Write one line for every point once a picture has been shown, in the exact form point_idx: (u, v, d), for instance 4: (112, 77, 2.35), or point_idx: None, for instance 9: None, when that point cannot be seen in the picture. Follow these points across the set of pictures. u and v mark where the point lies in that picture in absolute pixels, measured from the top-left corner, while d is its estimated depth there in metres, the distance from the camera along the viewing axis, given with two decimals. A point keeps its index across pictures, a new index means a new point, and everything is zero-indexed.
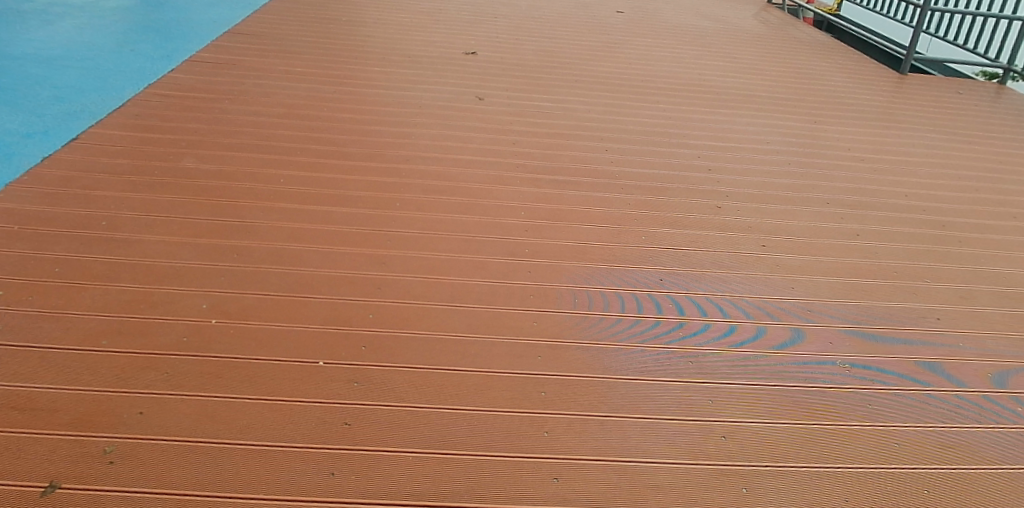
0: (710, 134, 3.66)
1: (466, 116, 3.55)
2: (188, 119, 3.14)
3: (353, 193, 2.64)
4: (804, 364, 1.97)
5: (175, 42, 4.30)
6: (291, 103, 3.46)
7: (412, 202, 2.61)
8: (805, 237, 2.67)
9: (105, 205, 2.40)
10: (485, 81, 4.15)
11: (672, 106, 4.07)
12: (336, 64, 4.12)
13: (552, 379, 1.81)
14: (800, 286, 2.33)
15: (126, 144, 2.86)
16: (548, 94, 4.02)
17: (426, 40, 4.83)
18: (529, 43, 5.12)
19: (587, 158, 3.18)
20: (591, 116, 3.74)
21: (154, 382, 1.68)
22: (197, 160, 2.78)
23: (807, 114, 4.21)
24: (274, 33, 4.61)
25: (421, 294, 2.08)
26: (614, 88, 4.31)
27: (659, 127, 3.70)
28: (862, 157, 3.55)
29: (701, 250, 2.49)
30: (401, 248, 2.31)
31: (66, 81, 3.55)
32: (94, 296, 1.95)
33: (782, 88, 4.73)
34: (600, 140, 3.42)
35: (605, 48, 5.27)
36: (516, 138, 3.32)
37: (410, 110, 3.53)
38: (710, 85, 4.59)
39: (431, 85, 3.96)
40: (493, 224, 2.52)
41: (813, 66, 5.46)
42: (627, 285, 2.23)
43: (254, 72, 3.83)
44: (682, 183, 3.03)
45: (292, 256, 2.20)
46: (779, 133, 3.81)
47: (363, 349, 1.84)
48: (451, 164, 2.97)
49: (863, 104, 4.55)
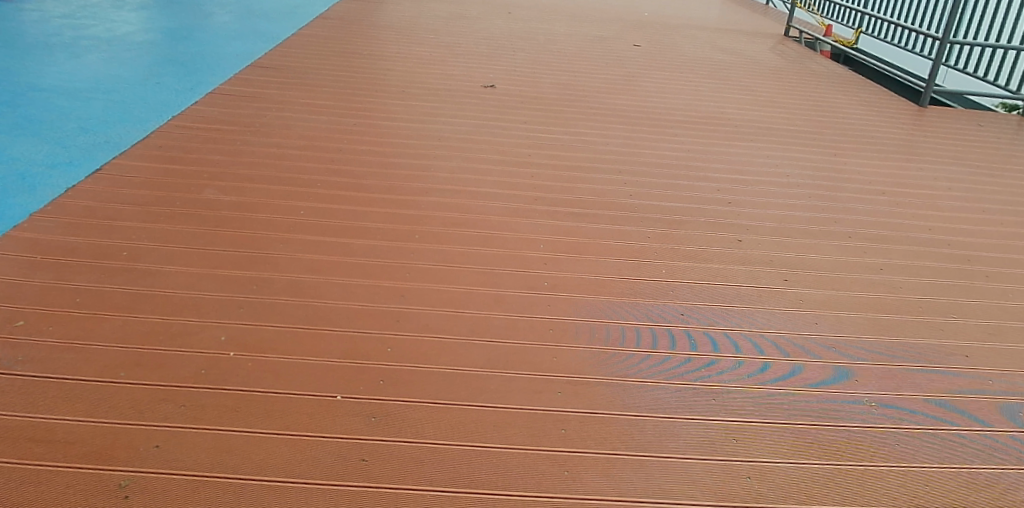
0: (729, 167, 3.65)
1: (485, 148, 3.56)
2: (210, 150, 3.18)
3: (373, 225, 2.65)
4: (833, 402, 1.92)
5: (199, 76, 4.37)
6: (312, 135, 3.50)
7: (431, 234, 2.62)
8: (825, 271, 2.63)
9: (127, 236, 2.42)
10: (504, 114, 4.18)
11: (690, 139, 4.07)
12: (356, 97, 4.17)
13: (573, 415, 1.79)
14: (823, 322, 2.29)
15: (148, 175, 2.89)
16: (566, 127, 4.04)
17: (446, 74, 4.88)
18: (546, 76, 5.16)
19: (606, 191, 3.18)
20: (609, 149, 3.74)
21: (171, 415, 1.67)
22: (218, 191, 2.80)
23: (826, 147, 4.19)
24: (296, 66, 4.68)
25: (439, 328, 2.07)
26: (631, 121, 4.32)
27: (677, 159, 3.70)
28: (884, 191, 3.53)
29: (722, 284, 2.46)
30: (419, 281, 2.30)
31: (92, 113, 3.61)
32: (113, 327, 1.95)
33: (800, 121, 4.72)
34: (620, 173, 3.42)
35: (623, 81, 5.28)
36: (535, 171, 3.33)
37: (430, 142, 3.55)
38: (728, 118, 4.59)
39: (450, 117, 3.99)
40: (513, 257, 2.51)
41: (832, 99, 5.44)
42: (647, 319, 2.21)
43: (276, 105, 3.89)
44: (703, 216, 3.01)
45: (311, 288, 2.20)
46: (800, 166, 3.79)
47: (381, 383, 1.83)
48: (470, 196, 2.98)
49: (883, 137, 4.53)
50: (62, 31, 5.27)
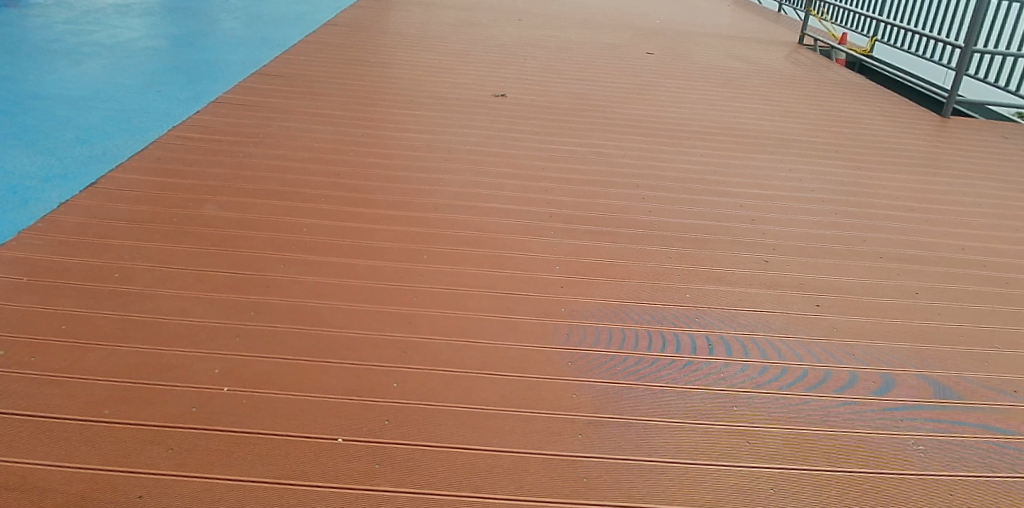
0: (751, 182, 3.50)
1: (497, 161, 3.42)
2: (210, 163, 3.05)
3: (379, 244, 2.51)
4: (876, 444, 1.77)
5: (203, 84, 4.23)
6: (318, 147, 3.37)
7: (441, 254, 2.48)
8: (858, 296, 2.48)
9: (120, 256, 2.29)
10: (516, 124, 4.04)
11: (710, 151, 3.92)
12: (364, 107, 4.04)
13: (594, 461, 1.64)
14: (858, 352, 2.14)
15: (145, 189, 2.76)
16: (580, 138, 3.90)
17: (456, 82, 4.75)
18: (558, 85, 5.02)
19: (624, 207, 3.03)
20: (625, 162, 3.60)
21: (158, 460, 1.53)
22: (217, 207, 2.67)
23: (849, 160, 4.04)
24: (303, 74, 4.56)
25: (450, 359, 1.93)
26: (647, 132, 4.18)
27: (695, 173, 3.55)
28: (913, 207, 3.38)
29: (750, 309, 2.32)
30: (428, 306, 2.16)
31: (90, 122, 3.49)
32: (100, 358, 1.81)
33: (821, 132, 4.57)
34: (637, 188, 3.27)
35: (637, 90, 5.13)
36: (549, 186, 3.19)
37: (439, 155, 3.41)
38: (747, 130, 4.44)
39: (460, 128, 3.85)
40: (528, 279, 2.37)
41: (852, 109, 5.30)
42: (670, 346, 2.08)
43: (280, 114, 3.76)
44: (723, 235, 2.86)
45: (313, 315, 2.06)
46: (823, 180, 3.64)
47: (387, 423, 1.68)
48: (482, 212, 2.84)
49: (907, 149, 4.38)
50: (65, 37, 5.16)
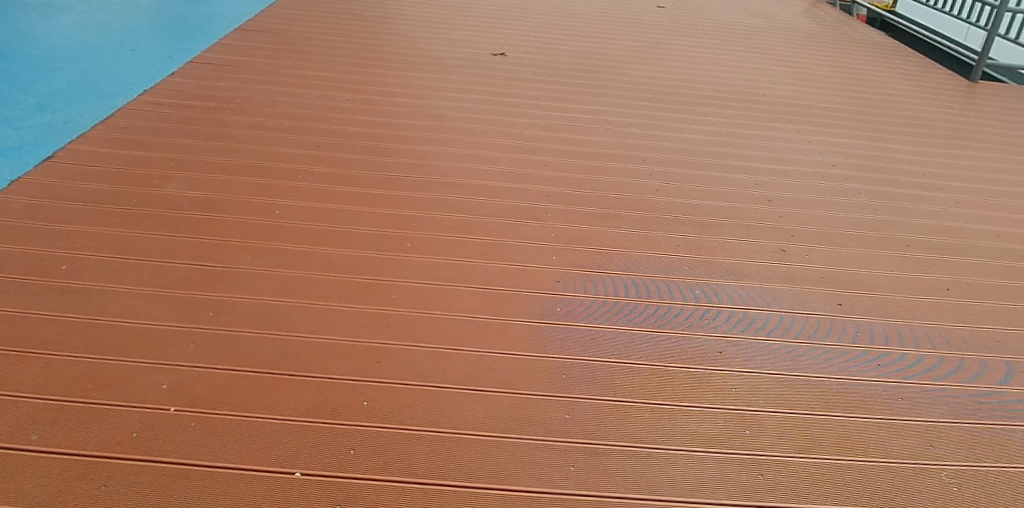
0: (767, 155, 3.25)
1: (493, 130, 3.17)
2: (181, 133, 2.81)
3: (359, 230, 2.28)
4: (905, 478, 1.58)
5: (180, 42, 3.94)
6: (299, 114, 3.12)
7: (427, 242, 2.26)
8: (880, 293, 2.25)
9: (71, 244, 2.07)
10: (515, 87, 3.77)
11: (723, 119, 3.65)
12: (352, 67, 3.77)
13: (587, 501, 1.44)
14: (881, 363, 1.92)
15: (106, 164, 2.53)
16: (584, 104, 3.63)
17: (453, 40, 4.46)
18: (562, 42, 4.72)
19: (629, 185, 2.79)
20: (632, 132, 3.34)
21: (89, 501, 1.35)
22: (183, 185, 2.44)
23: (872, 130, 3.77)
24: (289, 29, 4.27)
25: (429, 372, 1.72)
26: (656, 96, 3.90)
27: (708, 145, 3.29)
28: (941, 186, 3.14)
29: (757, 309, 2.09)
30: (408, 306, 1.94)
31: (55, 85, 3.23)
32: (35, 371, 1.62)
33: (842, 98, 4.28)
34: (644, 162, 3.02)
35: (647, 49, 4.82)
36: (548, 160, 2.94)
37: (431, 123, 3.16)
38: (764, 94, 4.15)
39: (455, 92, 3.58)
40: (522, 273, 2.15)
41: (874, 72, 4.99)
42: (671, 357, 1.86)
43: (262, 76, 3.50)
44: (738, 219, 2.62)
45: (279, 316, 1.85)
46: (844, 154, 3.38)
47: (353, 453, 1.49)
48: (474, 192, 2.61)
49: (933, 118, 4.10)
50: None
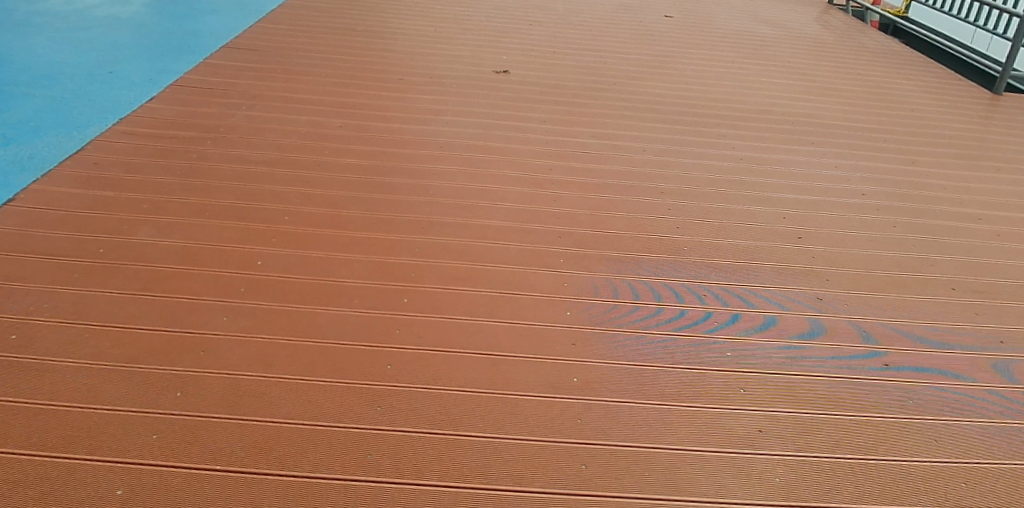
0: (791, 183, 3.01)
1: (497, 159, 2.94)
2: (157, 169, 2.59)
3: (348, 283, 2.06)
4: None
5: (162, 62, 3.70)
6: (287, 144, 2.89)
7: (424, 296, 2.03)
8: (921, 347, 2.03)
9: (25, 306, 1.85)
10: (518, 108, 3.54)
11: (741, 142, 3.42)
12: (345, 88, 3.54)
13: None
14: (932, 438, 1.72)
15: (73, 207, 2.31)
16: (593, 127, 3.40)
17: (453, 56, 4.23)
18: (568, 57, 4.48)
19: (645, 222, 2.56)
20: (645, 158, 3.11)
21: None
22: (156, 232, 2.22)
23: (900, 151, 3.54)
24: (279, 47, 4.04)
25: (427, 467, 1.50)
26: (669, 116, 3.67)
27: (726, 172, 3.06)
28: (980, 216, 2.90)
29: (787, 376, 1.88)
30: (403, 379, 1.72)
31: (24, 114, 3.01)
32: None
33: (864, 114, 4.05)
34: (661, 194, 2.79)
35: (656, 63, 4.59)
36: (557, 193, 2.71)
37: (429, 152, 2.94)
38: (782, 112, 3.92)
39: (454, 116, 3.35)
40: (531, 333, 1.93)
41: (895, 85, 4.75)
42: (696, 439, 1.65)
43: (248, 100, 3.27)
44: (765, 259, 2.40)
45: (256, 397, 1.63)
46: (873, 180, 3.15)
47: None
48: (477, 233, 2.38)
49: (962, 136, 3.87)
50: None
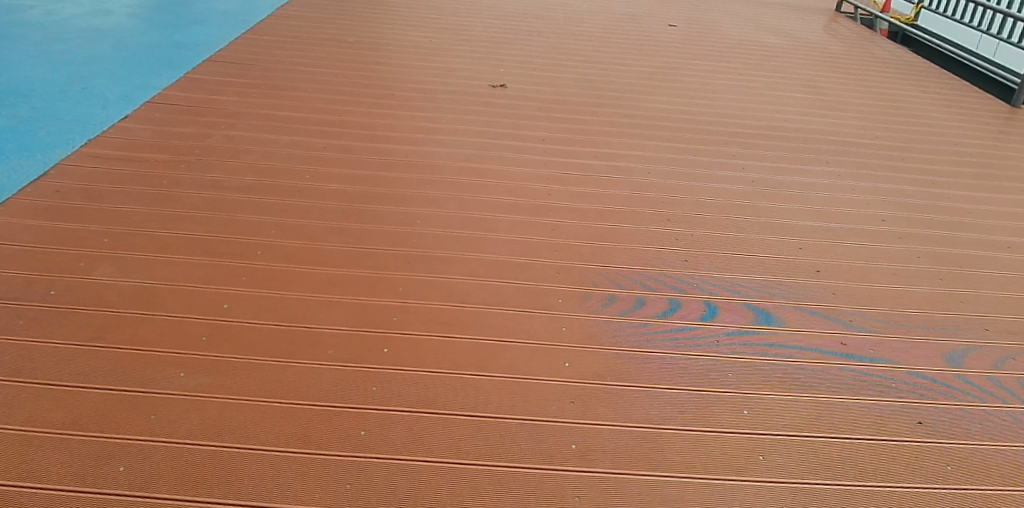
0: (808, 208, 2.81)
1: (491, 183, 2.75)
2: (123, 198, 2.41)
3: (324, 329, 1.86)
4: None
5: (141, 76, 3.52)
6: (267, 167, 2.70)
7: (407, 344, 1.83)
8: (952, 404, 1.80)
9: None
10: (515, 126, 3.34)
11: (752, 162, 3.22)
12: (332, 105, 3.35)
13: None
14: None
15: (27, 242, 2.13)
16: (594, 146, 3.20)
17: (448, 69, 4.04)
18: (568, 70, 4.29)
19: (652, 254, 2.36)
20: (650, 181, 2.91)
21: None
22: (115, 269, 2.03)
23: (919, 171, 3.33)
24: (266, 60, 3.85)
25: None
26: (675, 134, 3.47)
27: (737, 196, 2.86)
28: (1012, 245, 2.69)
29: (814, 437, 1.67)
30: (380, 449, 1.53)
31: None
32: None
33: (880, 131, 3.84)
34: (667, 222, 2.59)
35: (661, 76, 4.40)
36: (555, 221, 2.51)
37: (418, 176, 2.74)
38: (794, 129, 3.72)
39: (448, 135, 3.15)
40: (526, 389, 1.73)
41: (910, 98, 4.55)
42: None
43: (228, 119, 3.09)
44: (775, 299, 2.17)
45: (210, 473, 1.44)
46: (894, 204, 2.95)
47: None
48: (468, 268, 2.19)
49: (985, 154, 3.66)
50: None
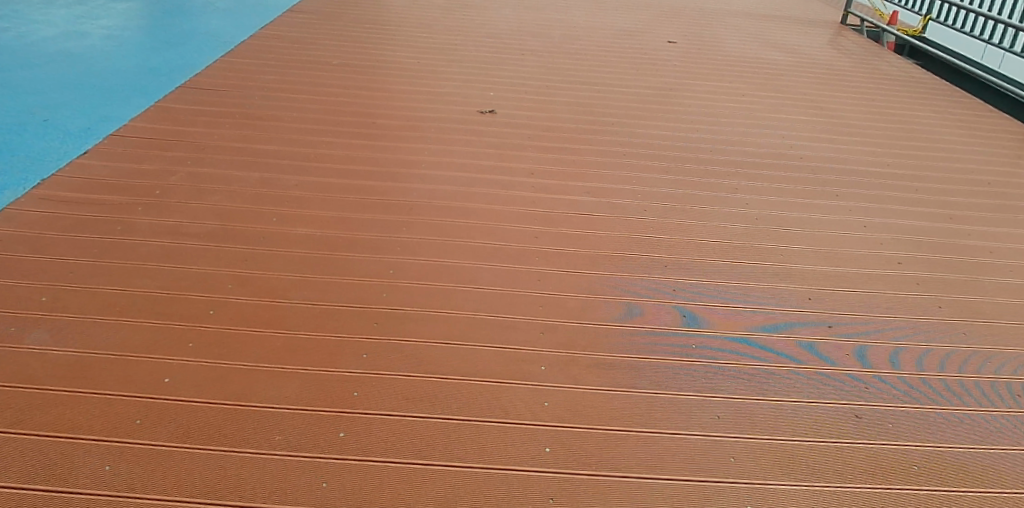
0: (815, 250, 2.60)
1: (473, 224, 2.55)
2: (70, 247, 2.21)
3: (275, 410, 1.68)
4: None
5: (108, 106, 3.33)
6: (230, 209, 2.51)
7: (367, 428, 1.64)
8: (980, 490, 1.63)
9: None
10: (503, 157, 3.14)
11: (754, 196, 3.02)
12: (308, 136, 3.16)
13: None
14: None
15: None
16: (586, 180, 3.00)
17: (436, 94, 3.85)
18: (562, 93, 4.09)
19: (645, 308, 2.16)
20: (646, 219, 2.71)
21: None
22: (50, 336, 1.84)
23: (934, 203, 3.12)
24: (243, 86, 3.67)
25: None
26: (672, 163, 3.27)
27: (740, 236, 2.66)
28: None
29: None
30: None
31: None
32: None
33: (891, 157, 3.64)
34: (663, 267, 2.39)
35: (659, 98, 4.20)
36: (541, 269, 2.31)
37: (394, 217, 2.54)
38: (800, 156, 3.52)
39: (430, 169, 2.96)
40: (498, 483, 1.55)
41: (921, 119, 4.34)
42: None
43: (195, 153, 2.90)
44: (758, 320, 2.17)
45: None
46: (908, 243, 2.74)
47: None
48: (441, 328, 1.99)
49: (1003, 182, 3.45)
50: None
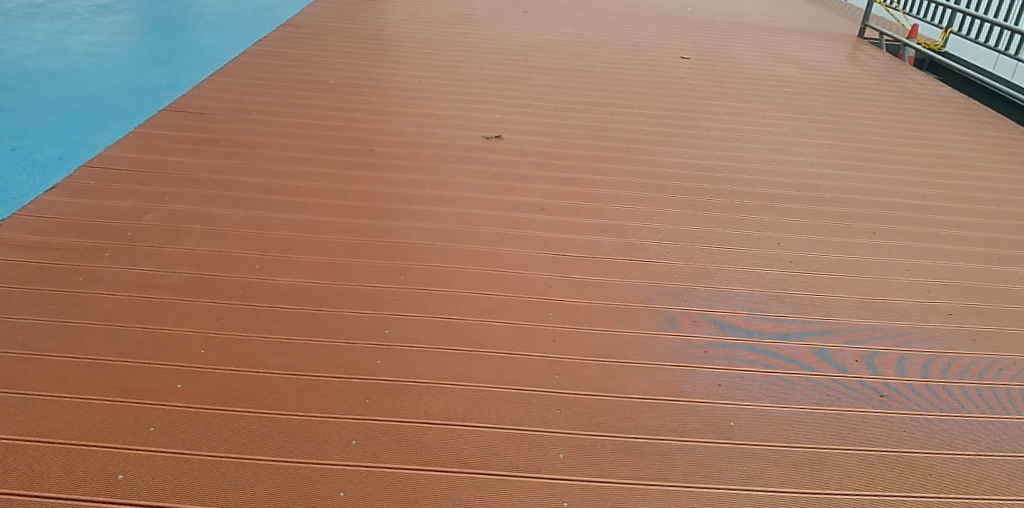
0: (858, 299, 2.34)
1: (478, 271, 2.29)
2: (24, 303, 1.96)
3: None
4: None
5: (84, 132, 3.08)
6: (208, 254, 2.26)
7: None
8: None
9: None
10: (510, 190, 2.89)
11: (785, 234, 2.75)
12: (299, 166, 2.91)
13: None
14: None
15: None
16: (602, 216, 2.74)
17: (437, 117, 3.59)
18: (572, 116, 3.84)
19: (674, 377, 1.90)
20: (669, 263, 2.45)
21: None
22: None
23: (981, 241, 2.85)
24: (231, 109, 3.42)
25: None
26: (693, 196, 3.01)
27: (772, 282, 2.40)
28: None
29: None
30: None
31: None
32: None
33: (927, 187, 3.37)
34: (692, 324, 2.12)
35: (676, 121, 3.94)
36: (554, 327, 2.05)
37: (390, 263, 2.29)
38: (830, 187, 3.25)
39: (430, 204, 2.70)
40: None
41: (955, 142, 4.08)
42: None
43: (173, 187, 2.65)
44: (785, 343, 2.07)
45: None
46: (959, 289, 2.47)
47: None
48: (441, 405, 1.73)
49: None
50: None
